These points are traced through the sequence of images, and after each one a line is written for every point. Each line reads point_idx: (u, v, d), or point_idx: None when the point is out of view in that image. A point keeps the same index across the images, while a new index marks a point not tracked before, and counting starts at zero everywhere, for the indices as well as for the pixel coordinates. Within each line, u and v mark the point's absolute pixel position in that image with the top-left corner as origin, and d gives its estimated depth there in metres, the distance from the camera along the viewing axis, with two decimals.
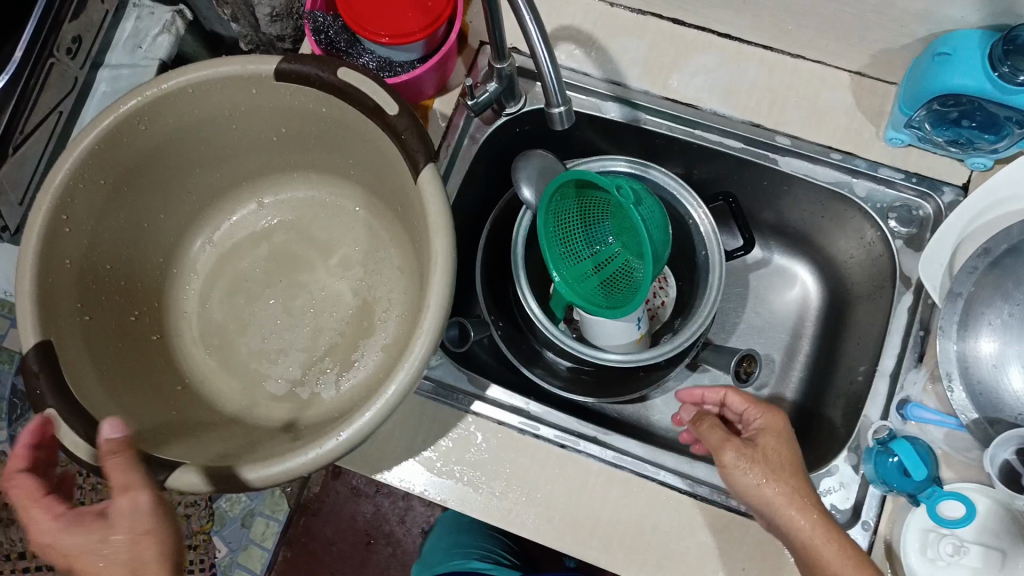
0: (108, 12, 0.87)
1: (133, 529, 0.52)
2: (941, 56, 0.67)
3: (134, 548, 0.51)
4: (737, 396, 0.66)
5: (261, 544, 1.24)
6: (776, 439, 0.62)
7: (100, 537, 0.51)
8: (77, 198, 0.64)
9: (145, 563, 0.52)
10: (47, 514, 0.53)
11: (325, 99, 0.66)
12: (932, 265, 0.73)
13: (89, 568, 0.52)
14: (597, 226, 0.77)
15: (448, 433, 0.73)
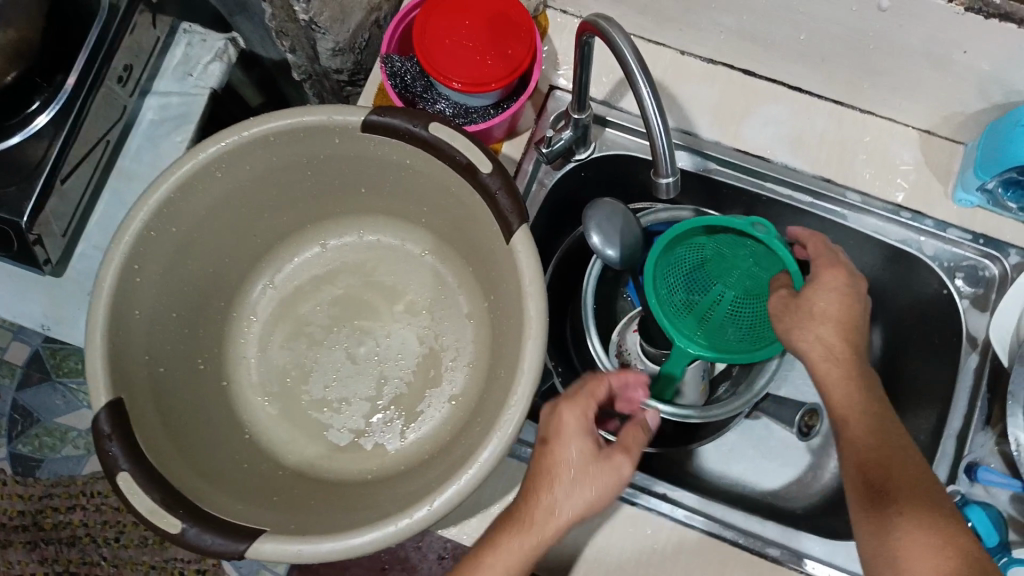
0: (159, 37, 0.84)
1: (606, 479, 0.59)
2: (1023, 126, 0.68)
3: (589, 486, 0.58)
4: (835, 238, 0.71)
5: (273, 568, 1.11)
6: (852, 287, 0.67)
7: (597, 464, 0.59)
8: (150, 249, 0.63)
9: (580, 500, 0.58)
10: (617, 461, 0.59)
11: (410, 152, 0.65)
12: (1002, 327, 0.73)
13: (548, 476, 0.58)
14: (690, 275, 0.77)
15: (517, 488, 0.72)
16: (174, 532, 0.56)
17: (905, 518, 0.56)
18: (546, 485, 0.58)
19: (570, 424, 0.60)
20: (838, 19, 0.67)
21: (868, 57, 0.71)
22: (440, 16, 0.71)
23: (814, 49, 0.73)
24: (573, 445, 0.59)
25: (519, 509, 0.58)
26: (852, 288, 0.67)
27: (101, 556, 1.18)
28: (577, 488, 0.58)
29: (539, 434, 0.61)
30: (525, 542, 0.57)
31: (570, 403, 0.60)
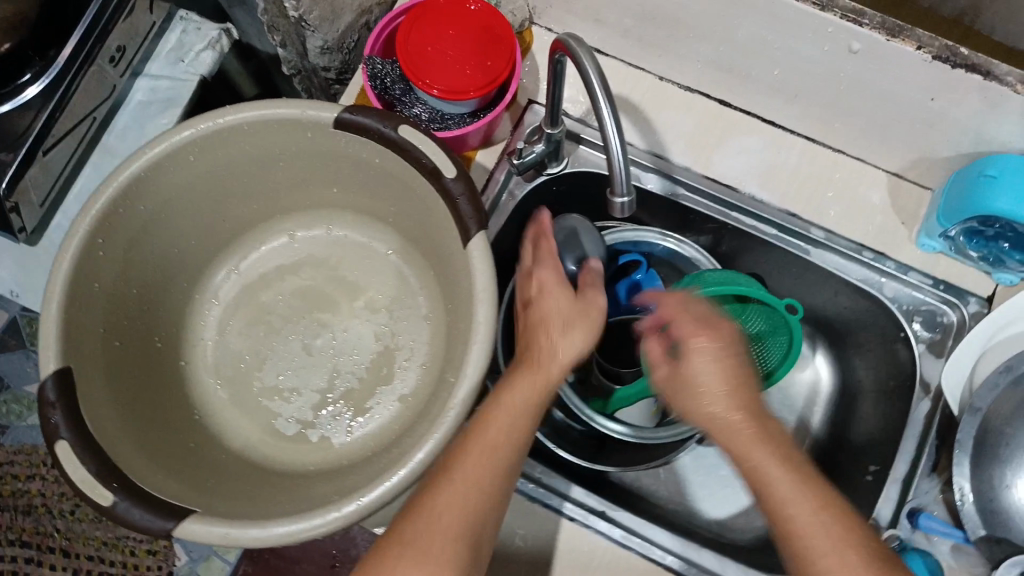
0: (155, 22, 0.86)
1: (592, 297, 0.69)
2: (986, 177, 0.68)
3: (577, 325, 0.66)
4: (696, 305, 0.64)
5: (224, 556, 1.13)
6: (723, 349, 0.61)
7: (579, 301, 0.68)
8: (116, 225, 0.64)
9: (575, 334, 0.66)
10: (590, 298, 0.68)
11: (378, 150, 0.65)
12: (955, 374, 0.74)
13: (539, 320, 0.66)
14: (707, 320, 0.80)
15: None
16: (105, 505, 0.57)
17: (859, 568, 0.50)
18: (543, 332, 0.65)
19: (550, 280, 0.68)
20: (811, 58, 0.68)
21: (839, 97, 0.72)
22: (426, 23, 0.72)
23: (787, 86, 0.74)
24: (555, 297, 0.67)
25: (524, 355, 0.65)
26: (728, 353, 0.61)
27: (55, 529, 1.18)
28: (574, 335, 0.65)
29: (522, 299, 0.70)
30: (539, 380, 0.63)
31: (543, 264, 0.69)
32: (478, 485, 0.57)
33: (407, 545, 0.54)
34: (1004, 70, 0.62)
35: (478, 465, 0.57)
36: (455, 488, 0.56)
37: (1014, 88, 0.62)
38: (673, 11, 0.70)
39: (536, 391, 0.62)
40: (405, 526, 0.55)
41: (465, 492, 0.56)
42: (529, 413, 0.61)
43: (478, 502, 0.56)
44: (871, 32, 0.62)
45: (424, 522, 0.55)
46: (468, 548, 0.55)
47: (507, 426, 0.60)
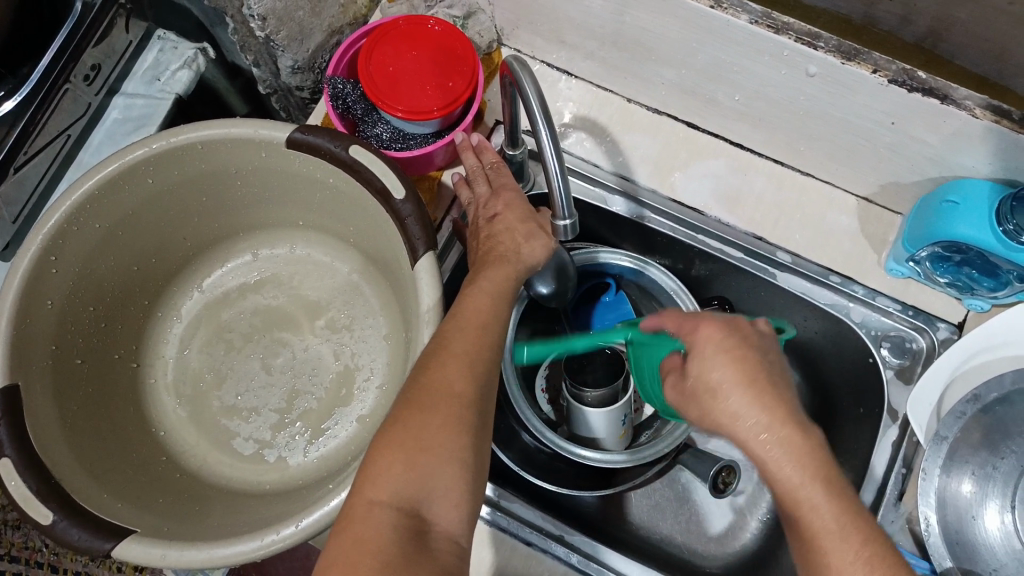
0: (132, 40, 0.87)
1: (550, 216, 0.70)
2: (949, 203, 0.68)
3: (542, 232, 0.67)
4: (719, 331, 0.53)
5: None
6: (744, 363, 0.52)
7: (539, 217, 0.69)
8: (69, 243, 0.64)
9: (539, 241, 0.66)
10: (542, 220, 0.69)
11: (333, 171, 0.67)
12: (921, 404, 0.72)
13: (506, 230, 0.67)
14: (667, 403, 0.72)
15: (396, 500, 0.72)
16: (44, 524, 0.55)
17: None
18: (509, 237, 0.66)
19: (515, 201, 0.69)
20: (773, 81, 0.68)
21: (804, 119, 0.71)
22: (389, 46, 0.73)
23: (753, 109, 0.74)
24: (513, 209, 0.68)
25: (489, 258, 0.65)
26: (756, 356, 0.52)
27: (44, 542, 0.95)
28: (538, 242, 0.66)
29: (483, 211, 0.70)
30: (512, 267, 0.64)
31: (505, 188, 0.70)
32: (451, 394, 0.52)
33: (423, 414, 0.51)
34: (963, 95, 0.61)
35: (470, 339, 0.56)
36: (457, 361, 0.54)
37: (973, 112, 0.60)
38: (637, 35, 0.71)
39: (506, 282, 0.63)
40: (417, 397, 0.52)
41: (467, 362, 0.54)
42: (504, 301, 0.61)
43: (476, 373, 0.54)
44: (825, 55, 0.62)
45: (437, 389, 0.52)
46: (479, 422, 0.53)
47: (489, 310, 0.59)
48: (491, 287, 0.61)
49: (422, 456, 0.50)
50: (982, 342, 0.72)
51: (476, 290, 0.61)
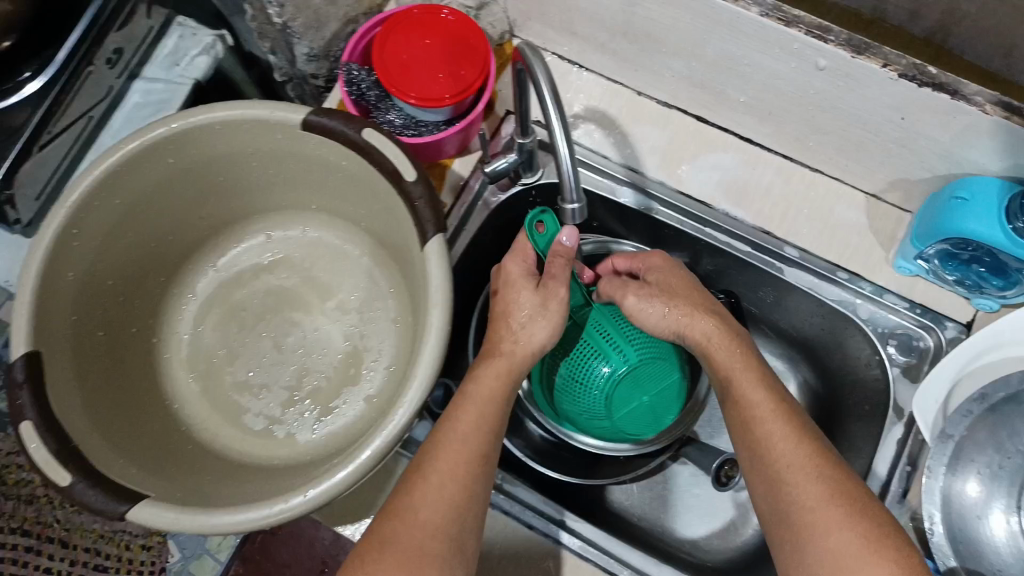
0: (152, 27, 0.87)
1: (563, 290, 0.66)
2: (958, 199, 0.67)
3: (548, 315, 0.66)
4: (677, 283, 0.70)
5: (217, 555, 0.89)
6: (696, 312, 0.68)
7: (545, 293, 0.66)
8: (91, 216, 0.65)
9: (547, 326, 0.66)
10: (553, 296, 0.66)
11: (347, 154, 0.68)
12: (927, 400, 0.72)
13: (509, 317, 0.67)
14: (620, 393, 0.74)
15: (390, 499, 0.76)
16: (62, 485, 0.57)
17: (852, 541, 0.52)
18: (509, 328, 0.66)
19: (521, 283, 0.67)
20: (784, 75, 0.69)
21: (814, 114, 0.72)
22: (401, 35, 0.74)
23: (764, 103, 0.74)
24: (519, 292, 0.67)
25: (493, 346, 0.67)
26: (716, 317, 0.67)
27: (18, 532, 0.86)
28: (539, 327, 0.66)
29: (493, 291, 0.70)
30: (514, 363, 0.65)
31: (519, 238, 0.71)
32: (419, 531, 0.55)
33: (387, 552, 0.54)
34: (973, 90, 0.61)
35: (449, 462, 0.58)
36: (430, 492, 0.57)
37: (982, 107, 0.61)
38: (649, 27, 0.72)
39: (505, 378, 0.64)
40: (384, 532, 0.55)
41: (437, 496, 0.56)
42: (497, 407, 0.62)
43: (459, 488, 0.57)
44: (836, 49, 0.62)
45: (405, 523, 0.55)
46: (452, 544, 0.55)
47: (476, 421, 0.61)
48: (489, 392, 0.62)
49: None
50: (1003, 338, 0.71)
51: (468, 397, 0.62)
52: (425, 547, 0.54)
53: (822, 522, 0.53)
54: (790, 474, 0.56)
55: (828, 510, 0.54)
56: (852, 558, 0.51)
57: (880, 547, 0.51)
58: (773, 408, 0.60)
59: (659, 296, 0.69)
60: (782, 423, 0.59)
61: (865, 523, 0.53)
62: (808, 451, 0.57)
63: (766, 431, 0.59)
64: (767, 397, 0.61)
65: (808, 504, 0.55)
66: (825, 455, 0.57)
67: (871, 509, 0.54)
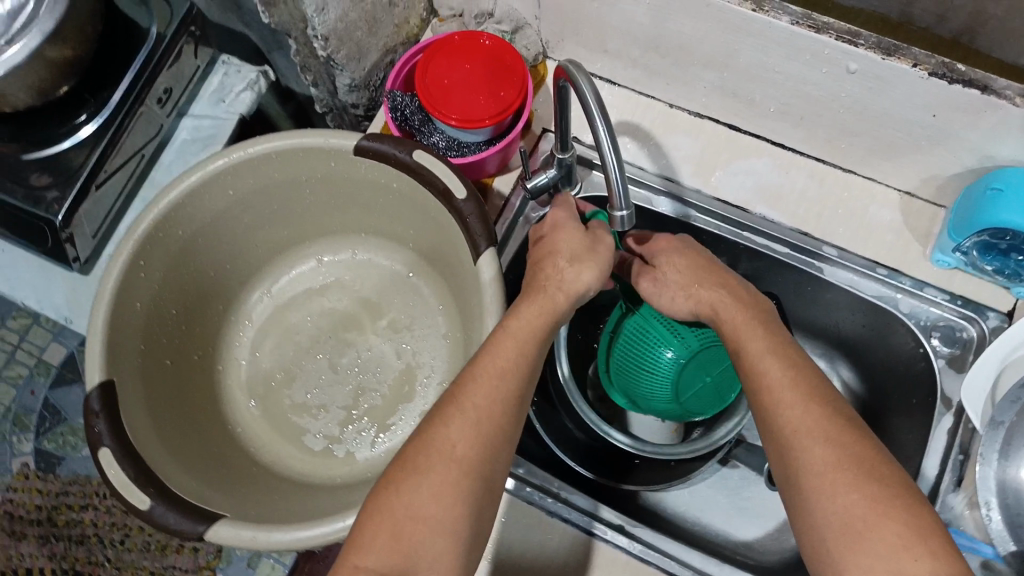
0: (200, 66, 0.91)
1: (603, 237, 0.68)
2: (993, 190, 0.69)
3: (586, 249, 0.66)
4: (694, 258, 0.70)
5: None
6: (711, 286, 0.67)
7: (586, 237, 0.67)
8: (156, 247, 0.68)
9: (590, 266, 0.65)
10: (591, 240, 0.67)
11: (398, 177, 0.71)
12: (974, 389, 0.73)
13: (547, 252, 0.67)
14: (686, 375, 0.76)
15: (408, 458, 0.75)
16: (142, 508, 0.59)
17: (857, 498, 0.49)
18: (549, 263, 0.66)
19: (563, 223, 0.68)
20: (813, 80, 0.71)
21: (845, 116, 0.74)
22: (442, 60, 0.77)
23: (795, 107, 0.76)
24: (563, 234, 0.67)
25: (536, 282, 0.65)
26: (733, 289, 0.67)
27: (106, 557, 1.05)
28: (582, 267, 0.65)
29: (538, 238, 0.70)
30: (557, 299, 0.63)
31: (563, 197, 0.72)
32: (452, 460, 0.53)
33: (416, 481, 0.52)
34: (1002, 84, 0.63)
35: (482, 393, 0.56)
36: (463, 421, 0.54)
37: (1012, 100, 0.63)
38: (679, 41, 0.74)
39: (544, 316, 0.62)
40: (414, 459, 0.53)
41: (473, 423, 0.54)
42: (536, 342, 0.60)
43: (498, 424, 0.55)
44: (865, 52, 0.65)
45: (436, 454, 0.53)
46: (483, 482, 0.53)
47: (512, 354, 0.58)
48: (526, 328, 0.60)
49: (410, 523, 0.50)
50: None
51: (506, 329, 0.60)
52: (457, 480, 0.52)
53: (830, 486, 0.50)
54: (797, 440, 0.53)
55: (829, 467, 0.51)
56: (858, 524, 0.48)
57: (891, 509, 0.48)
58: (782, 375, 0.56)
59: (676, 275, 0.69)
60: (790, 388, 0.55)
61: (874, 487, 0.49)
62: (818, 415, 0.53)
63: (774, 398, 0.56)
64: (778, 364, 0.57)
65: (816, 469, 0.51)
66: (837, 418, 0.53)
67: (884, 469, 0.50)
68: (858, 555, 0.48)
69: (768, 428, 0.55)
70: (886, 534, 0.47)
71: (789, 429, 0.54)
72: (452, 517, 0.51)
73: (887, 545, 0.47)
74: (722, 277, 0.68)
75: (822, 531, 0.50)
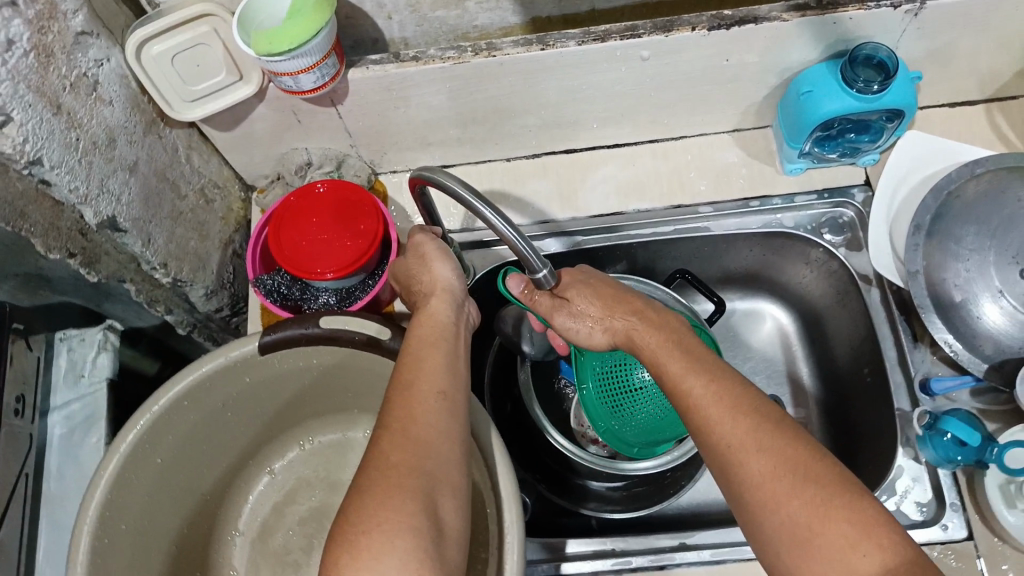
0: (39, 357, 0.86)
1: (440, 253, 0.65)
2: (804, 93, 0.77)
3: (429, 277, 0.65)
4: (598, 295, 0.67)
5: None
6: (625, 315, 0.65)
7: (415, 258, 0.67)
8: (106, 553, 0.62)
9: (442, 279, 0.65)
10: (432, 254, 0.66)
11: (315, 351, 0.69)
12: (882, 253, 0.81)
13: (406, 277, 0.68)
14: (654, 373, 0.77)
15: None
16: None
17: (797, 505, 0.48)
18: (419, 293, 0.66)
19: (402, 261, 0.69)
20: (619, 81, 0.76)
21: (658, 95, 0.79)
22: (290, 226, 0.75)
23: (614, 109, 0.81)
24: (411, 264, 0.67)
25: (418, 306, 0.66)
26: (645, 315, 0.65)
27: None
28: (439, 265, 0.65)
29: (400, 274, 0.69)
30: (439, 307, 0.63)
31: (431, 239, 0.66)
32: (395, 469, 0.50)
33: (364, 497, 0.49)
34: (767, 11, 0.70)
35: (412, 402, 0.54)
36: (397, 436, 0.52)
37: (782, 17, 0.70)
38: (490, 104, 0.77)
39: (438, 325, 0.62)
40: (361, 484, 0.51)
41: (406, 434, 0.52)
42: (444, 351, 0.59)
43: (433, 426, 0.53)
44: (650, 36, 0.70)
45: (376, 468, 0.51)
46: (435, 480, 0.51)
47: (431, 365, 0.57)
48: (429, 338, 0.60)
49: (362, 536, 0.47)
50: (938, 140, 0.83)
51: (415, 346, 0.60)
52: (404, 484, 0.50)
53: (772, 497, 0.49)
54: (734, 455, 0.51)
55: (767, 476, 0.49)
56: (803, 529, 0.47)
57: (831, 509, 0.47)
58: (709, 390, 0.55)
59: (587, 316, 0.67)
60: (718, 402, 0.54)
61: (813, 488, 0.48)
62: (748, 426, 0.52)
63: (704, 415, 0.54)
64: (700, 381, 0.56)
65: (754, 482, 0.50)
66: (765, 423, 0.52)
67: (819, 467, 0.49)
68: (811, 562, 0.46)
69: (701, 436, 0.54)
70: (832, 536, 0.46)
71: (721, 442, 0.52)
72: (405, 526, 0.48)
73: (833, 548, 0.46)
74: (633, 302, 0.66)
75: (775, 544, 0.48)
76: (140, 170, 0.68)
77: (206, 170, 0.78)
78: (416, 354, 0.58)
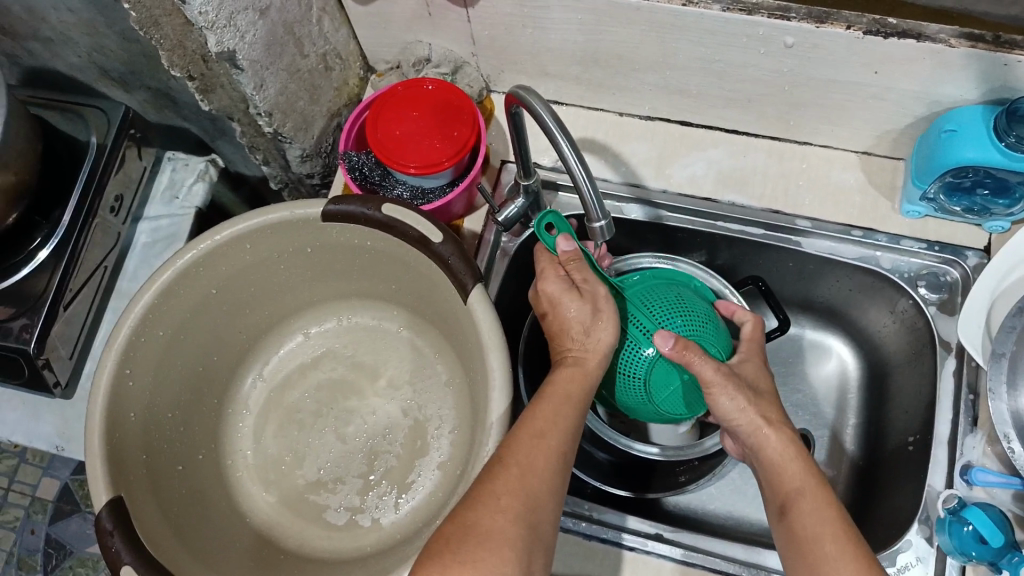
0: (145, 167, 0.94)
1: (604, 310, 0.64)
2: (947, 132, 0.71)
3: (589, 312, 0.64)
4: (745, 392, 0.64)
5: None
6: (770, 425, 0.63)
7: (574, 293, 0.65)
8: (140, 350, 0.67)
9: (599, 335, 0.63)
10: (581, 315, 0.64)
11: (370, 233, 0.71)
12: (971, 324, 0.74)
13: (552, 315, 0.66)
14: (640, 366, 0.69)
15: (414, 468, 0.75)
16: None
17: None
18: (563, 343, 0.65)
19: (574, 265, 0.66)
20: (755, 64, 0.72)
21: (790, 90, 0.75)
22: (391, 112, 0.77)
23: (742, 92, 0.78)
24: (565, 305, 0.64)
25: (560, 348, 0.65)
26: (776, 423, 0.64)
27: None
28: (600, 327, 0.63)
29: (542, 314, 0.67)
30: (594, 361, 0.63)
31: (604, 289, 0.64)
32: (507, 513, 0.52)
33: (464, 530, 0.51)
34: (935, 30, 0.64)
35: (534, 451, 0.55)
36: (509, 474, 0.54)
37: (949, 42, 0.64)
38: (618, 50, 0.76)
39: (583, 380, 0.62)
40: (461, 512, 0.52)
41: (522, 479, 0.54)
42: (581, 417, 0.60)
43: (548, 478, 0.55)
44: (800, 23, 0.65)
45: (482, 505, 0.52)
46: (524, 530, 0.52)
47: (553, 418, 0.58)
48: (565, 390, 0.61)
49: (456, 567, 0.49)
50: None
51: (546, 396, 0.60)
52: (509, 533, 0.51)
53: None
54: (814, 552, 0.56)
55: None
56: None
57: None
58: (835, 529, 0.56)
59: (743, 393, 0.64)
60: (809, 501, 0.58)
61: None
62: (834, 531, 0.56)
63: (796, 508, 0.59)
64: (800, 473, 0.60)
65: None
66: (848, 535, 0.56)
67: None
68: None
69: (790, 533, 0.58)
70: None
71: (806, 542, 0.57)
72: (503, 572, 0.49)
73: None
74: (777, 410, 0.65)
75: None
76: (270, 17, 0.70)
77: (333, 38, 0.82)
78: (544, 407, 0.59)
